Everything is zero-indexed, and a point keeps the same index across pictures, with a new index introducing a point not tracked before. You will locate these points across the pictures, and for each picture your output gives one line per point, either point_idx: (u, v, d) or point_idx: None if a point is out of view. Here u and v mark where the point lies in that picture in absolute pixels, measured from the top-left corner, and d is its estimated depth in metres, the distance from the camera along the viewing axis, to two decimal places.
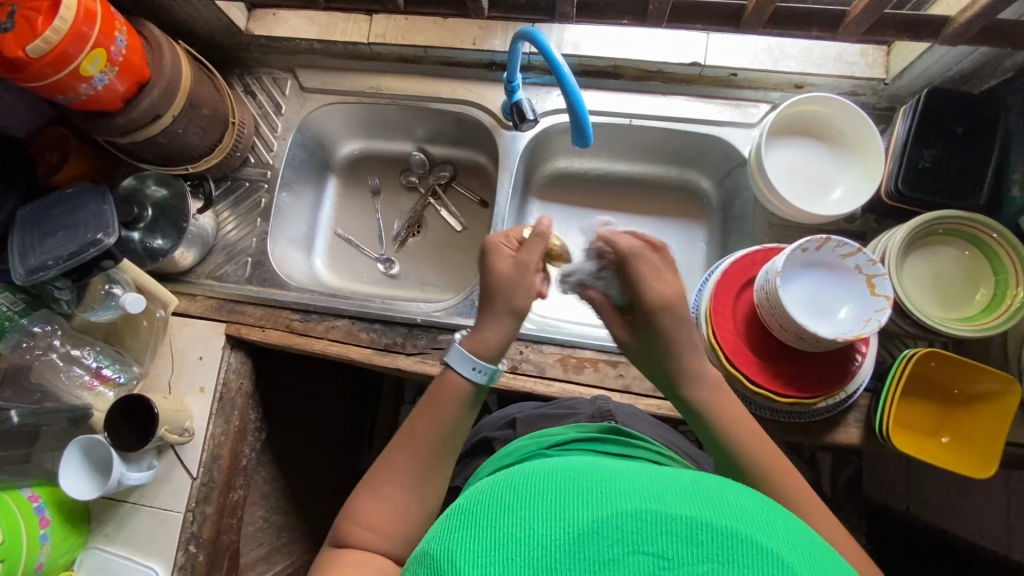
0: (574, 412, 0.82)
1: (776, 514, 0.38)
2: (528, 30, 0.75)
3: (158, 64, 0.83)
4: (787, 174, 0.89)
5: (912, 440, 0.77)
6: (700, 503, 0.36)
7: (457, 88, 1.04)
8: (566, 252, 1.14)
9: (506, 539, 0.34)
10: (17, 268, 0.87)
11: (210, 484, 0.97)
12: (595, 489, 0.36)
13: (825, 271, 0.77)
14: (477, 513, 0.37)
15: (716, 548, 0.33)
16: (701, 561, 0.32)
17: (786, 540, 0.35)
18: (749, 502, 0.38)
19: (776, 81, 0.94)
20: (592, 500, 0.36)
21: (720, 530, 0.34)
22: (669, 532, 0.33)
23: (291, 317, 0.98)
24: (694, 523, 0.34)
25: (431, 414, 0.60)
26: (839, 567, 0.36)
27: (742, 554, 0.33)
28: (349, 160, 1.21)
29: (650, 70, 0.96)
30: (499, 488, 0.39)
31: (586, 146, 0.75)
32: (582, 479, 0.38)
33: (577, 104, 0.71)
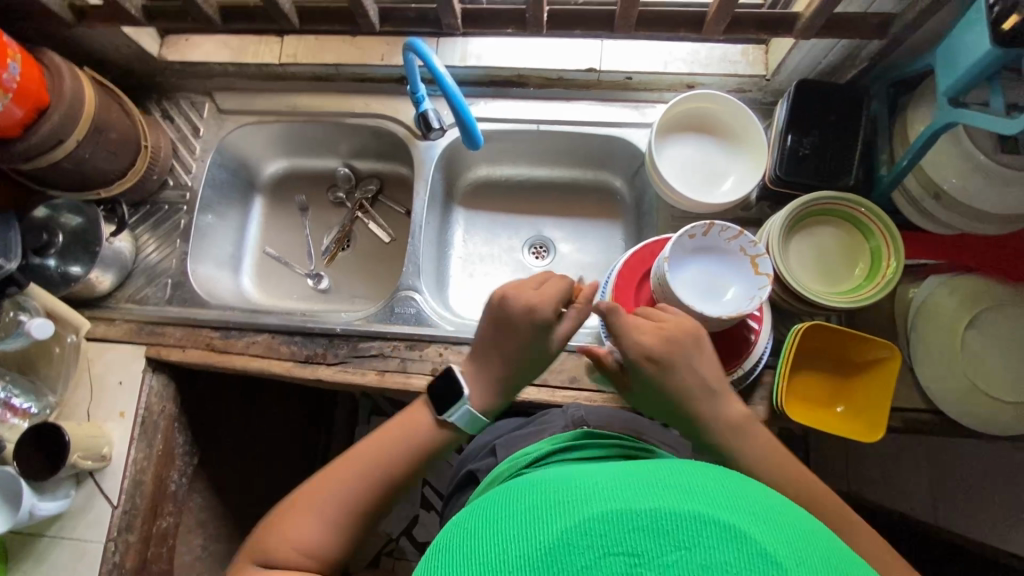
0: (546, 426, 0.82)
1: (743, 488, 0.41)
2: (413, 42, 0.79)
3: (58, 88, 0.84)
4: (682, 169, 0.94)
5: (808, 412, 0.81)
6: (657, 491, 0.39)
7: (370, 102, 1.06)
8: (493, 257, 1.17)
9: (487, 565, 0.37)
10: None
11: (133, 511, 0.95)
12: (564, 501, 0.39)
13: (714, 255, 0.80)
14: (457, 550, 0.40)
15: (678, 534, 0.36)
16: (665, 548, 0.35)
17: (756, 512, 0.38)
18: (715, 480, 0.41)
19: (668, 82, 1.00)
20: (560, 514, 0.38)
21: (678, 514, 0.37)
22: (637, 527, 0.36)
23: (211, 335, 0.98)
24: (654, 514, 0.37)
25: (386, 436, 0.70)
26: (796, 522, 0.39)
27: (698, 533, 0.36)
28: (275, 180, 1.22)
29: (552, 77, 1.01)
30: (475, 523, 0.42)
31: (478, 148, 0.83)
32: (552, 496, 0.41)
33: (464, 112, 0.77)
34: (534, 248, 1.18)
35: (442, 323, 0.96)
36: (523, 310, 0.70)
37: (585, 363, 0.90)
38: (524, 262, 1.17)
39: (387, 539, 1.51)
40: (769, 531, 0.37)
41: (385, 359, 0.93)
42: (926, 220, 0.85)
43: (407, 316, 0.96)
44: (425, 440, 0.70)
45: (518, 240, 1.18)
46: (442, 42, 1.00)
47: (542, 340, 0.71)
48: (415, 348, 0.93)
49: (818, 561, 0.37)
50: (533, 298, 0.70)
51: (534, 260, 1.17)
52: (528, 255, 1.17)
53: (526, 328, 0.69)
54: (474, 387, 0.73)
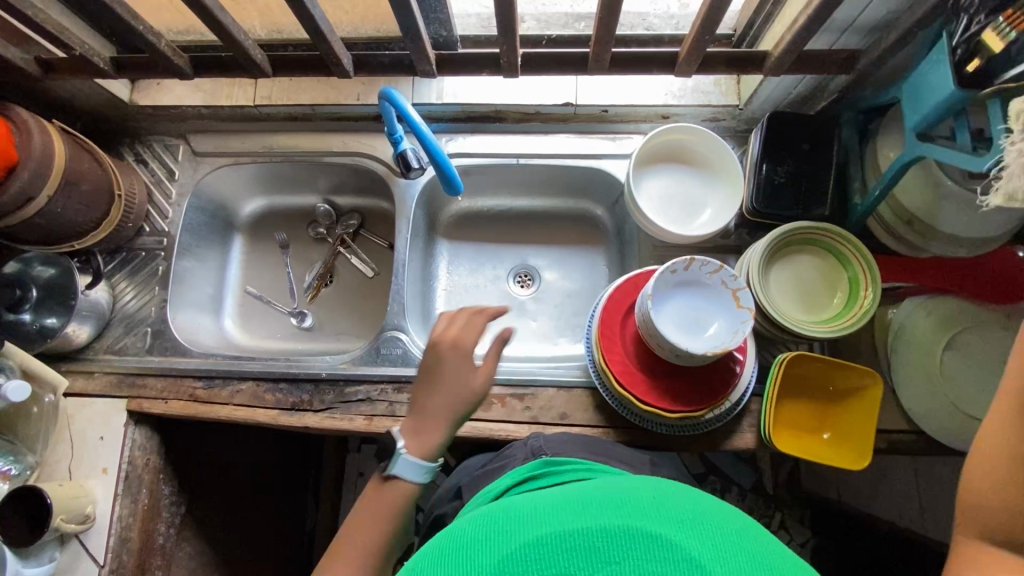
0: (505, 463, 0.80)
1: (672, 496, 0.45)
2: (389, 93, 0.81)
3: (27, 145, 0.82)
4: (661, 200, 0.95)
5: (796, 440, 0.82)
6: (589, 512, 0.42)
7: (348, 141, 1.06)
8: (477, 289, 1.17)
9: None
10: None
11: (120, 570, 0.93)
12: (506, 530, 0.43)
13: (696, 289, 0.81)
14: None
15: (607, 550, 0.40)
16: (596, 565, 0.39)
17: (680, 518, 0.42)
18: (644, 494, 0.45)
19: (644, 113, 1.00)
20: (502, 541, 0.42)
21: (606, 530, 0.41)
22: (570, 548, 0.40)
23: (193, 385, 0.96)
24: (585, 534, 0.41)
25: (376, 506, 0.69)
26: (723, 523, 0.43)
27: (625, 548, 0.40)
28: (254, 218, 1.21)
29: (529, 111, 1.02)
30: (427, 555, 0.44)
31: (457, 193, 0.83)
32: (494, 526, 0.44)
33: (440, 156, 0.77)
34: (518, 277, 1.18)
35: None
36: (446, 348, 0.75)
37: (575, 399, 0.91)
38: (509, 292, 1.17)
39: None
40: (692, 536, 0.41)
41: (373, 404, 0.93)
42: (900, 245, 0.88)
43: (394, 358, 0.96)
44: (399, 498, 0.70)
45: (502, 270, 1.18)
46: (418, 83, 1.01)
47: (469, 375, 0.74)
48: (404, 391, 0.93)
49: (742, 555, 0.40)
50: (442, 339, 0.76)
51: (519, 289, 1.17)
52: (513, 285, 1.17)
53: (456, 353, 0.74)
54: (416, 437, 0.72)
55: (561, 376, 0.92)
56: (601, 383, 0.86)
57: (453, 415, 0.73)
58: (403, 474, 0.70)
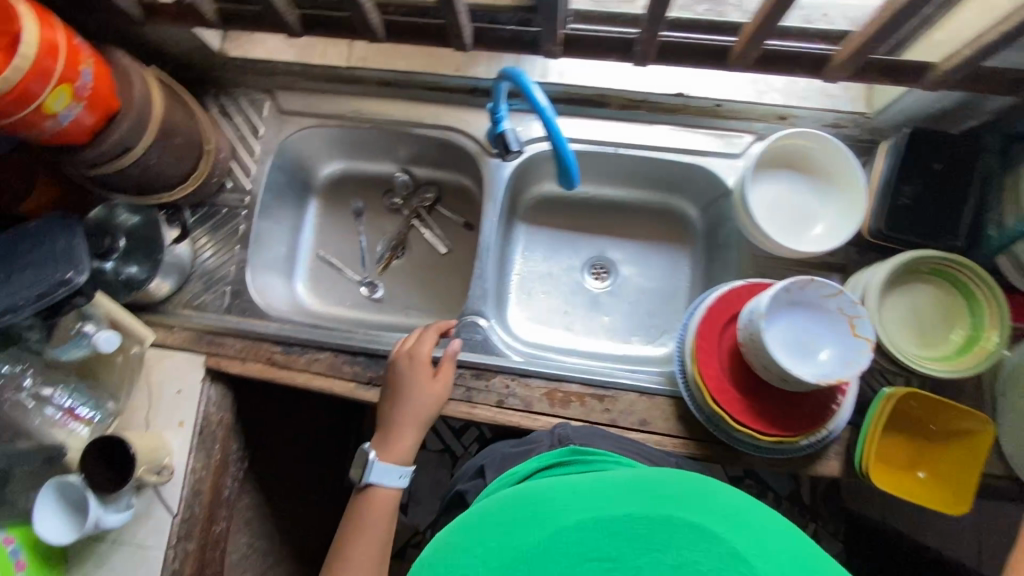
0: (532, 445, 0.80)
1: (699, 489, 0.48)
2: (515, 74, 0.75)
3: (128, 93, 0.79)
4: (770, 208, 0.89)
5: (893, 479, 0.79)
6: (620, 501, 0.47)
7: (440, 113, 1.01)
8: (551, 276, 1.14)
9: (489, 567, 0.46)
10: None
11: (192, 520, 0.95)
12: (546, 512, 0.48)
13: (809, 311, 0.77)
14: (465, 560, 0.47)
15: (640, 533, 0.44)
16: (632, 551, 0.43)
17: (710, 512, 0.45)
18: (675, 486, 0.48)
19: (760, 112, 0.94)
20: (543, 524, 0.46)
21: (644, 520, 0.44)
22: (610, 534, 0.44)
23: (272, 350, 0.96)
24: (618, 519, 0.45)
25: (365, 519, 0.81)
26: (741, 514, 0.46)
27: (653, 535, 0.43)
28: (330, 181, 1.18)
29: (636, 98, 0.96)
30: (475, 535, 0.49)
31: (573, 186, 0.77)
32: (536, 508, 0.49)
33: (555, 135, 0.72)
34: (594, 269, 1.14)
35: (508, 353, 0.93)
36: (406, 363, 0.88)
37: (656, 406, 0.89)
38: (584, 284, 1.13)
39: (414, 532, 1.55)
40: (716, 521, 0.45)
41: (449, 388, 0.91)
42: None
43: (473, 343, 0.94)
44: (389, 504, 0.83)
45: (578, 260, 1.15)
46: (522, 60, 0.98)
47: (428, 385, 0.87)
48: (481, 378, 0.91)
49: (777, 554, 0.42)
50: (403, 355, 0.89)
51: (594, 281, 1.13)
52: (588, 278, 1.14)
53: (409, 364, 0.87)
54: (393, 446, 0.85)
55: (642, 381, 0.90)
56: (690, 396, 0.84)
57: (417, 414, 0.85)
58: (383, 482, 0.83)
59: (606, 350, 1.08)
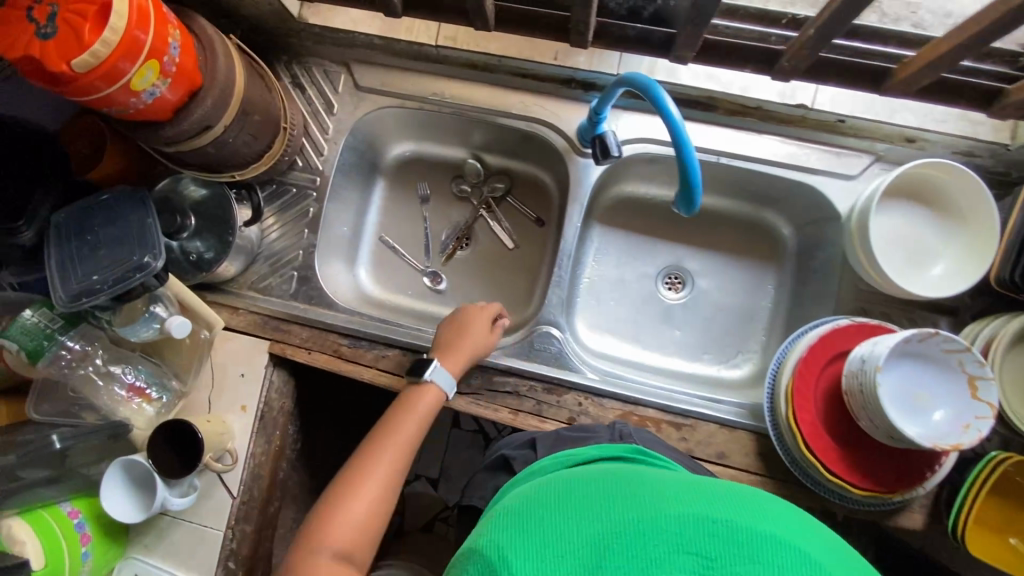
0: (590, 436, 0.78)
1: (819, 524, 0.40)
2: (646, 81, 0.69)
3: (212, 68, 0.73)
4: (887, 240, 0.83)
5: (986, 544, 0.76)
6: (730, 505, 0.38)
7: (530, 103, 0.94)
8: (623, 283, 1.09)
9: (558, 538, 0.37)
10: (58, 290, 0.75)
11: (250, 502, 0.95)
12: (634, 493, 0.39)
13: (921, 363, 0.72)
14: (529, 520, 0.39)
15: (751, 546, 0.36)
16: (737, 558, 0.35)
17: (832, 551, 0.37)
18: (786, 508, 0.40)
19: (885, 132, 0.85)
20: (632, 502, 0.38)
21: (756, 532, 0.36)
22: (714, 535, 0.36)
23: (339, 342, 0.93)
24: (728, 525, 0.37)
25: (411, 408, 0.80)
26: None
27: (772, 552, 0.35)
28: (398, 162, 1.13)
29: (749, 105, 0.88)
30: (549, 494, 0.41)
31: (692, 211, 0.69)
32: (620, 485, 0.40)
33: (682, 140, 0.66)
34: (669, 279, 1.08)
35: (582, 368, 0.90)
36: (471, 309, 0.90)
37: (735, 438, 0.85)
38: (658, 295, 1.08)
39: (444, 506, 1.40)
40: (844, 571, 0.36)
41: (520, 399, 0.88)
42: None
43: (547, 355, 0.90)
44: (430, 405, 0.80)
45: (653, 268, 1.09)
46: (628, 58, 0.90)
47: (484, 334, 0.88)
48: (553, 393, 0.88)
49: None
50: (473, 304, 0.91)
51: (668, 292, 1.08)
52: (662, 288, 1.08)
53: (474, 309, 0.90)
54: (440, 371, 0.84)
55: (721, 411, 0.87)
56: (779, 437, 0.80)
57: (457, 348, 0.85)
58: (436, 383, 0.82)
59: (675, 366, 1.04)
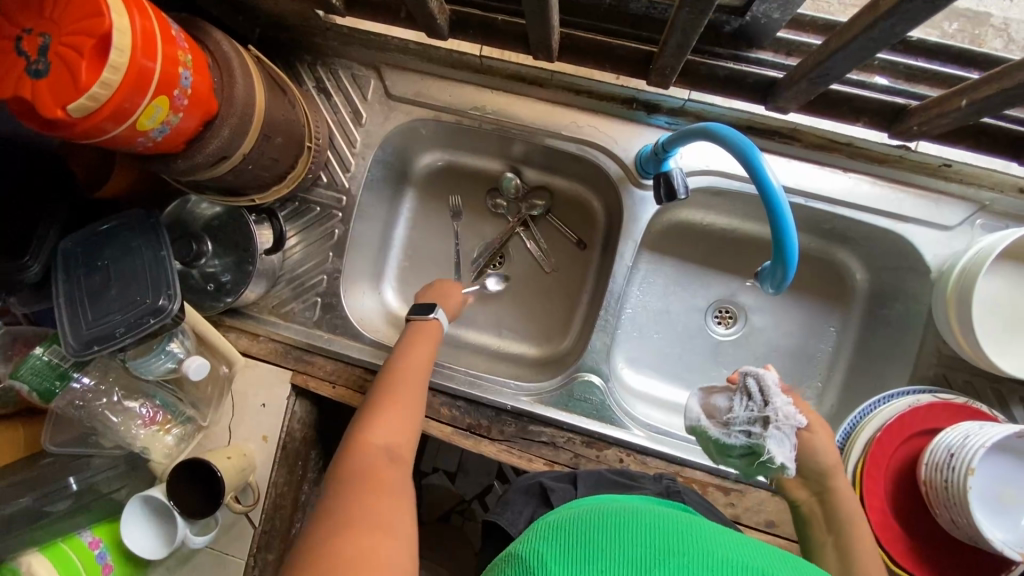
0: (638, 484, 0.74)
1: None
2: (741, 141, 0.58)
3: (229, 92, 0.64)
4: (987, 310, 0.73)
5: None
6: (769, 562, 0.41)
7: (582, 123, 0.83)
8: (668, 316, 1.00)
9: (592, 556, 0.40)
10: (67, 332, 0.69)
11: (272, 531, 0.92)
12: (682, 532, 0.42)
13: (1014, 458, 0.65)
14: (571, 537, 0.42)
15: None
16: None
17: None
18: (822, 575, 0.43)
19: (996, 180, 0.74)
20: (681, 540, 0.41)
21: None
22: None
23: (365, 376, 0.88)
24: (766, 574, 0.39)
25: (418, 341, 0.81)
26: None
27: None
28: (429, 172, 1.03)
29: (838, 140, 0.76)
30: (588, 521, 0.44)
31: (781, 289, 0.61)
32: (671, 522, 0.43)
33: (778, 205, 0.55)
34: (719, 313, 1.00)
35: (626, 419, 0.84)
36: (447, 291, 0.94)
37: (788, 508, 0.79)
38: (706, 329, 1.00)
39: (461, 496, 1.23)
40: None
41: (557, 451, 0.82)
42: None
43: (588, 406, 0.84)
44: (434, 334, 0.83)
45: (703, 300, 1.00)
46: (696, 95, 0.77)
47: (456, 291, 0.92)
48: (592, 447, 0.82)
49: None
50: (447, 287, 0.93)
51: (718, 327, 0.99)
52: (712, 322, 1.00)
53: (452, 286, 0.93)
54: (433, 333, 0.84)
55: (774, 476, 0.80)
56: None
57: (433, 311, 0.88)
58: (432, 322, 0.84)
59: None
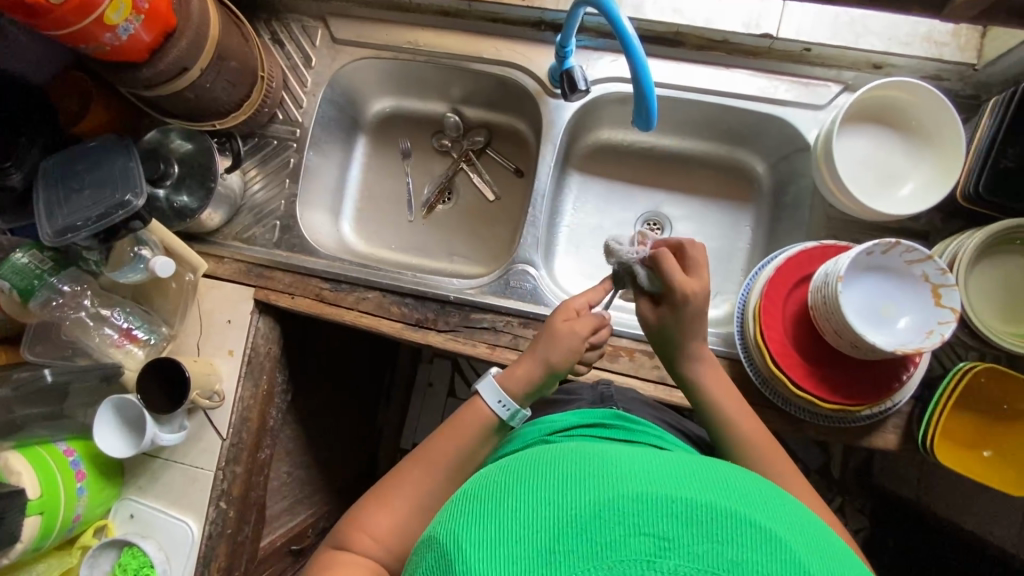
0: (575, 399, 0.80)
1: (769, 494, 0.41)
2: None
3: (186, 9, 0.76)
4: (854, 165, 0.84)
5: (956, 455, 0.76)
6: (692, 485, 0.39)
7: (501, 48, 0.96)
8: (602, 231, 1.08)
9: (510, 524, 0.38)
10: (44, 226, 0.82)
11: (239, 444, 0.98)
12: (602, 475, 0.40)
13: (886, 275, 0.73)
14: (488, 503, 0.41)
15: (711, 526, 0.36)
16: (696, 538, 0.36)
17: (782, 518, 0.39)
18: (747, 485, 0.41)
19: (853, 59, 0.86)
20: (600, 485, 0.39)
21: (712, 509, 0.37)
22: (669, 513, 0.37)
23: (321, 286, 0.96)
24: (688, 504, 0.37)
25: (455, 433, 0.70)
26: (821, 535, 0.40)
27: (734, 531, 0.36)
28: (379, 119, 1.15)
29: (715, 39, 0.89)
30: (504, 479, 0.43)
31: (648, 126, 0.75)
32: (586, 464, 0.41)
33: (632, 50, 0.69)
34: (648, 225, 1.07)
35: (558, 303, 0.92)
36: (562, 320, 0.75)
37: None
38: None
39: None
40: (801, 539, 0.37)
41: (498, 334, 0.90)
42: None
43: (522, 292, 0.93)
44: (476, 423, 0.70)
45: (631, 214, 1.08)
46: None
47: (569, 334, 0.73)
48: (529, 327, 0.90)
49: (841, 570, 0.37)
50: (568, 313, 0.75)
51: (647, 238, 1.06)
52: (641, 233, 1.07)
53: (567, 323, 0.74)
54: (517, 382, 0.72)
55: None
56: (747, 357, 0.80)
57: (520, 381, 0.71)
58: (485, 397, 0.71)
59: None
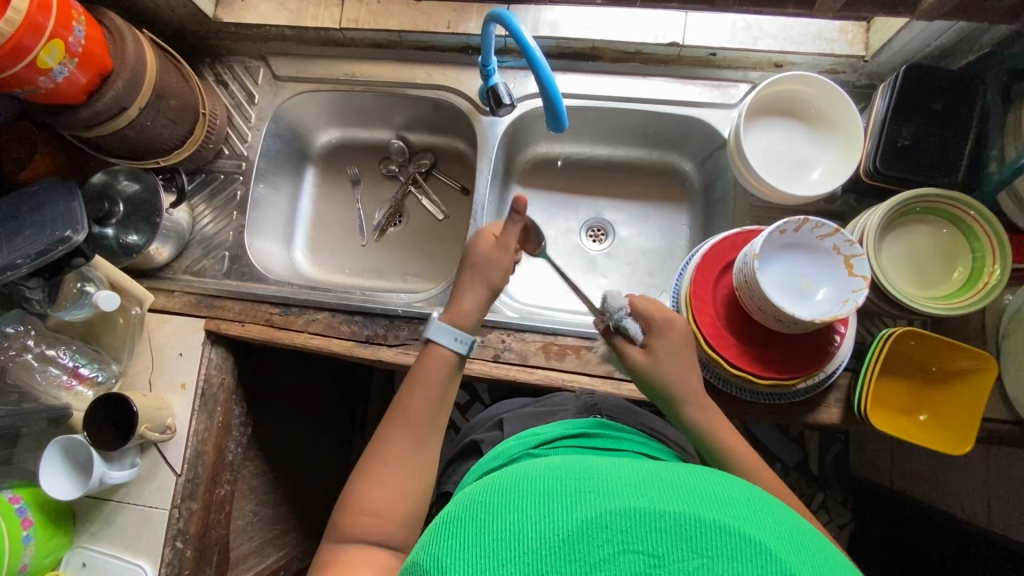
0: (557, 410, 0.83)
1: (762, 505, 0.39)
2: (499, 12, 0.78)
3: (121, 52, 0.80)
4: (767, 156, 0.90)
5: (891, 420, 0.78)
6: (681, 498, 0.37)
7: (432, 73, 1.03)
8: (548, 239, 1.10)
9: (494, 547, 0.36)
10: None
11: (195, 479, 0.95)
12: (589, 489, 0.38)
13: (805, 252, 0.77)
14: (472, 524, 0.38)
15: (701, 541, 0.34)
16: (687, 554, 0.34)
17: (776, 530, 0.37)
18: (736, 495, 0.39)
19: (756, 60, 0.93)
20: (586, 501, 0.37)
21: (702, 522, 0.35)
22: (657, 529, 0.35)
23: (270, 311, 0.97)
24: (676, 519, 0.35)
25: (420, 380, 0.67)
26: (818, 548, 0.38)
27: (726, 545, 0.34)
28: (326, 150, 1.19)
29: (629, 51, 0.96)
30: (488, 496, 0.41)
31: (561, 130, 0.81)
32: (571, 480, 0.39)
33: (535, 60, 0.74)
34: (592, 231, 1.10)
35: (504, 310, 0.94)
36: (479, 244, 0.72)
37: None
38: (582, 246, 1.09)
39: None
40: (800, 555, 0.35)
41: None
42: None
43: None
44: (437, 369, 0.67)
45: (576, 222, 1.11)
46: (514, 8, 0.95)
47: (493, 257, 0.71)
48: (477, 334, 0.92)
49: None
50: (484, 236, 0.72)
51: (591, 243, 1.09)
52: (585, 239, 1.10)
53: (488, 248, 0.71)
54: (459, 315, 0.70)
55: None
56: None
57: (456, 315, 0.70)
58: (437, 340, 0.68)
59: None
